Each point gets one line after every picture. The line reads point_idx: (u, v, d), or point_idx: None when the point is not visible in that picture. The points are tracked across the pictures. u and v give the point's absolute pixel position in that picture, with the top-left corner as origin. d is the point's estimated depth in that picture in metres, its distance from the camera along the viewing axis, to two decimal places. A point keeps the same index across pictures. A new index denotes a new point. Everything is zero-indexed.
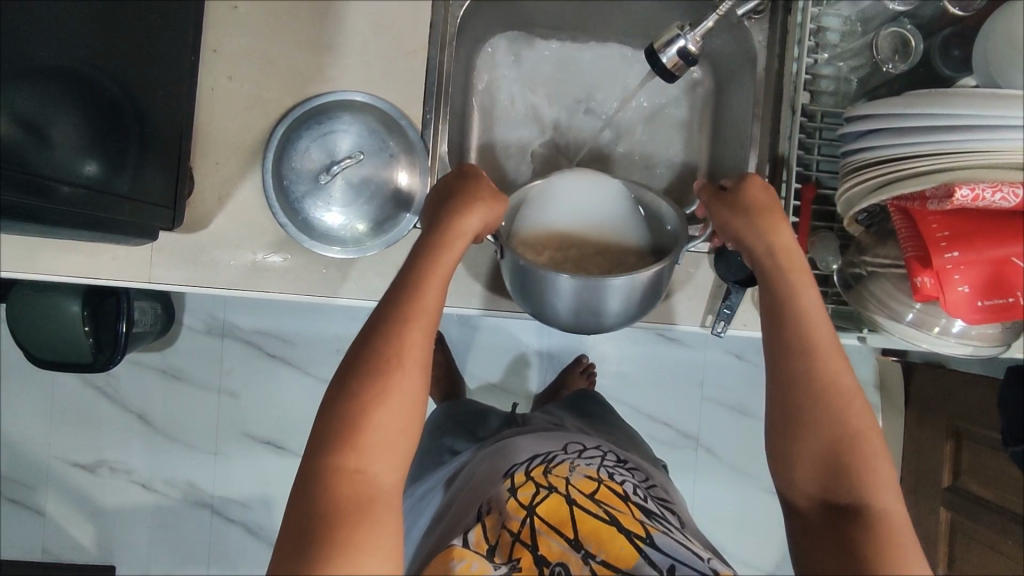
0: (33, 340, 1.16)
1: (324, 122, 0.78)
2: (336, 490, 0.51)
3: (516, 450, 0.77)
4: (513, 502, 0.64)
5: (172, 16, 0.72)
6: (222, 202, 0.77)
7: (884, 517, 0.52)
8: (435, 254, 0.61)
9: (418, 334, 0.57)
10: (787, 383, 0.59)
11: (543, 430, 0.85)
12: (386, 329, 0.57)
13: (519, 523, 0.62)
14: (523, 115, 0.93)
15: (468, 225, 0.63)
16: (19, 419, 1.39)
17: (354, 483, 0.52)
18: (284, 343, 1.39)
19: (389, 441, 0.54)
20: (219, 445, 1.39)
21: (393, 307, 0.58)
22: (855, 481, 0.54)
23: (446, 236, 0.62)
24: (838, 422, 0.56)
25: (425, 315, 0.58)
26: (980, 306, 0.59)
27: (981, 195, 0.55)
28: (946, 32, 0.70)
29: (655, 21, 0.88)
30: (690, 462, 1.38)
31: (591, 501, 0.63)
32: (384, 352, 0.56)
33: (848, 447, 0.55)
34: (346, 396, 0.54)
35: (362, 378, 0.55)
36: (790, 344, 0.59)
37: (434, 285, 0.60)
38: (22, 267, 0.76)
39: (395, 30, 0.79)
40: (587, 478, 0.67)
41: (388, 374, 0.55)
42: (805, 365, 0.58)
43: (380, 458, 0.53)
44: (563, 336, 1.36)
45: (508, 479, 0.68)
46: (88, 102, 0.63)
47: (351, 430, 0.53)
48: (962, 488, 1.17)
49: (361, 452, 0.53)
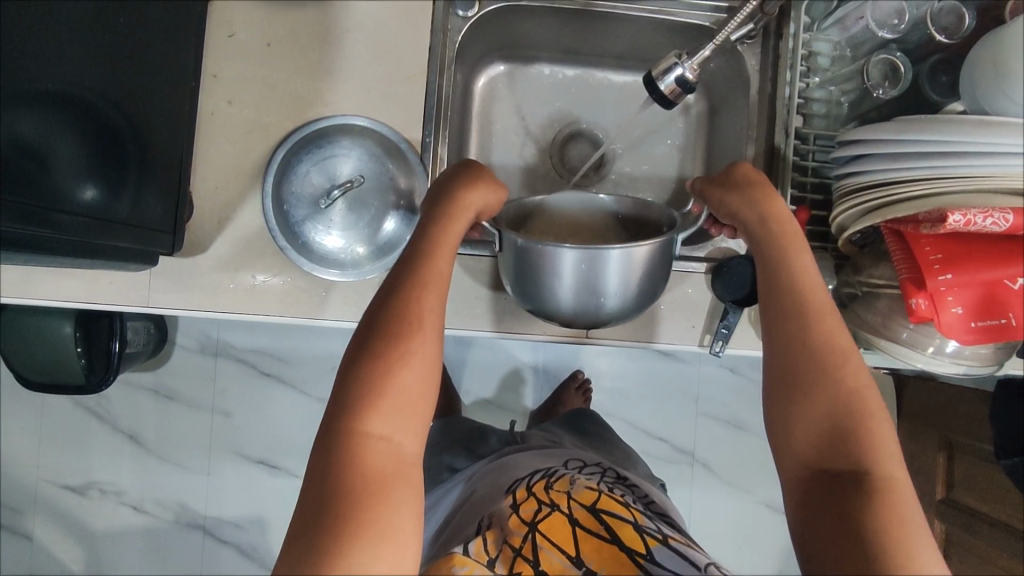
0: (25, 361, 1.16)
1: (324, 146, 0.79)
2: (356, 456, 0.51)
3: (516, 465, 0.78)
4: (514, 518, 0.64)
5: (173, 42, 0.72)
6: (222, 225, 0.77)
7: (881, 471, 0.53)
8: (441, 230, 0.63)
9: (429, 299, 0.59)
10: (785, 343, 0.60)
11: (545, 447, 0.85)
12: (394, 300, 0.58)
13: (520, 537, 0.61)
14: (520, 136, 0.94)
15: (470, 203, 0.66)
16: (6, 441, 1.37)
17: (374, 446, 0.52)
18: (278, 361, 1.38)
19: (401, 405, 0.54)
20: (211, 466, 1.38)
21: (402, 279, 0.60)
22: (856, 437, 0.55)
23: (452, 210, 0.65)
24: (837, 379, 0.57)
25: (434, 283, 0.60)
26: (973, 327, 0.59)
27: (972, 221, 0.56)
28: (933, 58, 0.71)
29: (649, 45, 0.89)
30: (686, 476, 1.38)
31: (593, 517, 0.63)
32: (393, 321, 0.57)
33: (847, 405, 0.56)
34: (363, 364, 0.55)
35: (378, 344, 0.56)
36: (786, 305, 0.61)
37: (442, 256, 0.62)
38: (19, 291, 0.75)
39: (395, 55, 0.79)
40: (588, 489, 0.68)
41: (403, 340, 0.56)
42: (803, 325, 0.59)
43: (395, 421, 0.54)
44: (558, 352, 1.37)
45: (510, 496, 0.69)
46: (87, 128, 0.63)
47: (364, 395, 0.54)
48: (956, 501, 1.19)
49: (374, 417, 0.53)
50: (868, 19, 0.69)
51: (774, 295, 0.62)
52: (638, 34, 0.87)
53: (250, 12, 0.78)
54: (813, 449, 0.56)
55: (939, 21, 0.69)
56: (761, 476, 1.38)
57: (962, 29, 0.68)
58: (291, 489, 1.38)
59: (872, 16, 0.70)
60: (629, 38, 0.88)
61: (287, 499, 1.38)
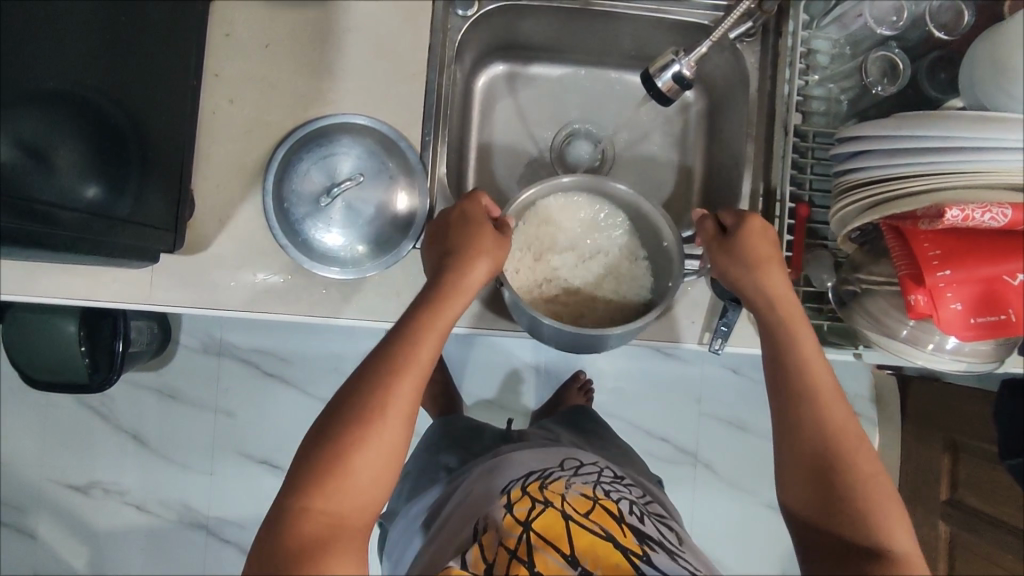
0: (29, 361, 1.17)
1: (325, 145, 0.79)
2: (299, 522, 0.52)
3: (512, 465, 0.78)
4: (509, 518, 0.64)
5: (175, 41, 0.73)
6: (223, 224, 0.78)
7: (889, 538, 0.55)
8: (438, 306, 0.63)
9: (417, 369, 0.59)
10: (786, 403, 0.62)
11: (542, 445, 0.85)
12: (374, 376, 0.58)
13: (515, 538, 0.61)
14: (521, 136, 0.94)
15: (473, 277, 0.66)
16: (11, 441, 1.38)
17: (320, 518, 0.53)
18: (280, 361, 1.39)
19: (365, 484, 0.55)
20: (214, 465, 1.38)
21: (387, 354, 0.60)
22: (858, 500, 0.56)
23: (454, 267, 0.66)
24: (837, 440, 0.59)
25: (425, 358, 0.61)
26: (972, 323, 0.59)
27: (970, 215, 0.56)
28: (933, 55, 0.71)
29: (649, 44, 0.89)
30: (688, 477, 1.38)
31: (587, 515, 0.63)
32: (371, 400, 0.57)
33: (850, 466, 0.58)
34: (333, 429, 0.56)
35: (349, 411, 0.57)
36: (788, 366, 0.63)
37: (438, 318, 0.63)
38: (23, 289, 0.76)
39: (395, 54, 0.80)
40: (583, 496, 0.67)
41: (371, 419, 0.56)
42: (803, 386, 0.61)
43: (348, 494, 0.54)
44: (559, 352, 1.37)
45: (505, 496, 0.69)
46: (89, 126, 0.64)
47: (329, 469, 0.55)
48: (961, 502, 1.18)
49: (326, 495, 0.54)
50: (867, 17, 0.70)
51: (778, 355, 0.64)
52: (637, 33, 0.88)
53: (251, 12, 0.79)
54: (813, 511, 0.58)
55: (937, 19, 0.69)
56: (764, 477, 1.38)
57: (960, 26, 0.68)
58: None
59: (871, 13, 0.70)
60: (628, 37, 0.89)
61: None
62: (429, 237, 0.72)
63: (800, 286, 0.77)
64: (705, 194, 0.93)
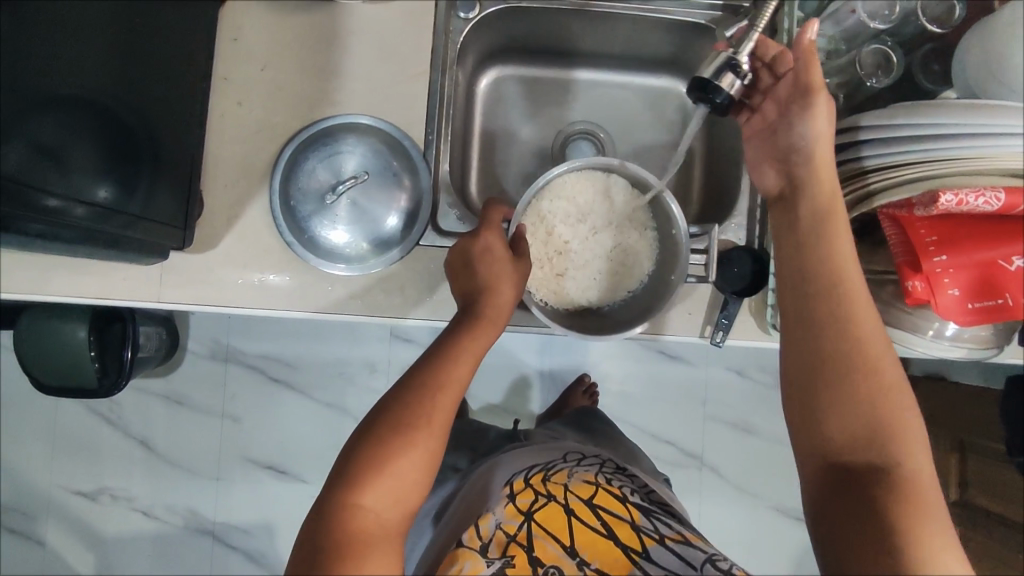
0: (38, 365, 1.18)
1: (331, 143, 0.81)
2: (346, 524, 0.53)
3: (511, 461, 0.77)
4: (511, 507, 0.66)
5: (185, 45, 0.75)
6: (231, 223, 0.79)
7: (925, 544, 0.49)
8: (480, 320, 0.64)
9: (458, 374, 0.60)
10: (825, 347, 0.57)
11: (539, 442, 0.85)
12: (418, 384, 0.59)
13: (515, 526, 0.64)
14: (522, 138, 0.96)
15: (508, 290, 0.67)
16: (20, 448, 1.39)
17: (370, 517, 0.54)
18: (286, 366, 1.40)
19: (405, 489, 0.56)
20: (221, 471, 1.39)
21: (431, 363, 0.61)
22: (882, 439, 0.54)
23: (490, 278, 0.67)
24: (882, 412, 0.55)
25: (462, 364, 0.61)
26: (969, 308, 0.60)
27: (965, 200, 0.57)
28: (926, 47, 0.73)
29: (648, 44, 0.91)
30: (695, 480, 1.37)
31: (589, 511, 0.64)
32: (415, 408, 0.57)
33: (886, 421, 0.54)
34: (376, 430, 0.56)
35: (399, 411, 0.57)
36: (833, 303, 0.58)
37: (480, 329, 0.64)
38: (36, 288, 0.78)
39: (398, 56, 0.82)
40: (586, 482, 0.68)
41: (415, 426, 0.57)
42: (847, 326, 0.57)
43: (393, 497, 0.55)
44: (564, 355, 1.37)
45: (507, 487, 0.69)
46: (101, 128, 0.65)
47: (371, 470, 0.55)
48: (971, 502, 1.17)
49: (371, 491, 0.54)
50: (861, 12, 0.71)
51: (822, 290, 0.59)
52: (636, 34, 0.89)
53: (259, 16, 0.81)
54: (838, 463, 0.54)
55: (930, 13, 0.71)
56: (771, 479, 1.37)
57: (953, 19, 0.70)
58: (300, 493, 1.39)
59: (864, 9, 0.71)
60: (627, 38, 0.90)
61: (296, 505, 1.39)
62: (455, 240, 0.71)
63: None
64: (706, 192, 0.94)
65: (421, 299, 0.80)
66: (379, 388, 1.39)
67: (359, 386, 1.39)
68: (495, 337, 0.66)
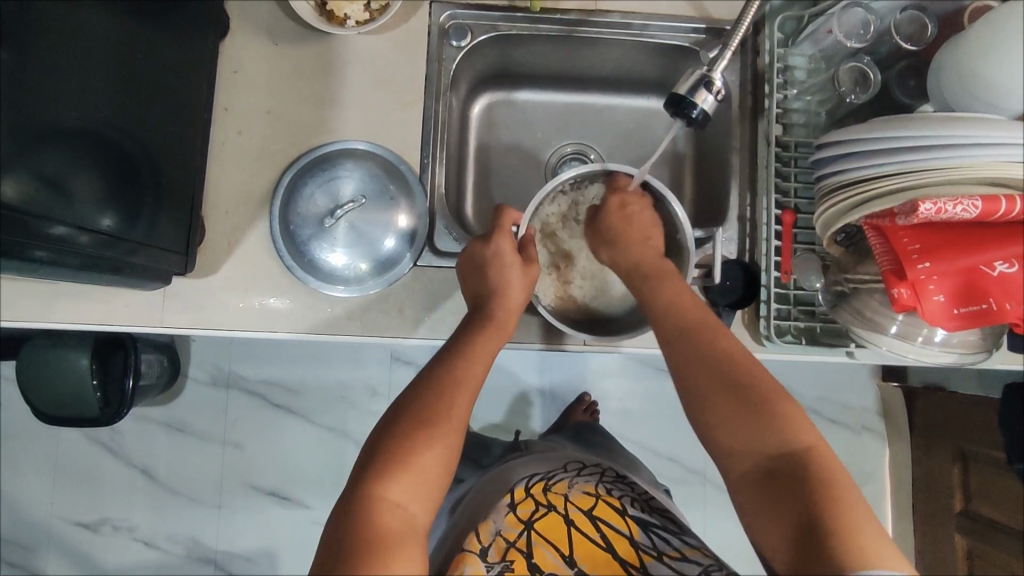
0: (41, 395, 1.19)
1: (328, 169, 0.84)
2: (374, 516, 0.52)
3: (515, 474, 0.77)
4: (511, 517, 0.66)
5: (187, 77, 0.78)
6: (231, 248, 0.81)
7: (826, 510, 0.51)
8: (492, 325, 0.67)
9: (475, 371, 0.62)
10: (691, 378, 0.61)
11: (542, 453, 0.84)
12: (441, 378, 0.61)
13: (515, 533, 0.64)
14: (516, 160, 0.98)
15: (516, 294, 0.70)
16: (21, 480, 1.39)
17: (394, 511, 0.53)
18: (288, 392, 1.40)
19: (428, 484, 0.55)
20: (222, 498, 1.38)
21: (450, 360, 0.63)
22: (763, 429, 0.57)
23: (503, 282, 0.70)
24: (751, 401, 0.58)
25: (480, 360, 0.64)
26: (956, 314, 0.61)
27: (943, 209, 0.58)
28: (902, 65, 0.75)
29: (635, 68, 0.94)
30: (699, 498, 1.36)
31: (588, 523, 0.65)
32: (437, 401, 0.59)
33: (767, 417, 0.57)
34: (400, 425, 0.57)
35: (421, 404, 0.58)
36: (685, 335, 0.64)
37: (491, 330, 0.67)
38: (41, 315, 0.79)
39: (393, 84, 0.84)
40: (586, 493, 0.69)
41: (439, 418, 0.57)
42: (702, 351, 0.62)
43: (417, 491, 0.54)
44: (564, 374, 1.38)
45: (509, 495, 0.70)
46: (108, 159, 0.67)
47: (394, 463, 0.54)
48: (975, 513, 1.16)
49: (396, 487, 0.54)
50: (837, 33, 0.74)
51: (670, 331, 0.66)
52: (623, 58, 0.92)
53: (258, 50, 0.84)
54: (751, 490, 0.56)
55: (903, 32, 0.74)
56: None
57: (926, 36, 0.73)
58: (302, 520, 1.38)
59: (840, 28, 0.74)
60: (615, 62, 0.93)
61: (297, 532, 1.38)
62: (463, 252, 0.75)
63: (791, 290, 0.79)
64: (697, 208, 0.96)
65: (418, 319, 0.81)
66: (380, 411, 1.40)
67: (360, 410, 1.40)
68: (505, 339, 0.69)
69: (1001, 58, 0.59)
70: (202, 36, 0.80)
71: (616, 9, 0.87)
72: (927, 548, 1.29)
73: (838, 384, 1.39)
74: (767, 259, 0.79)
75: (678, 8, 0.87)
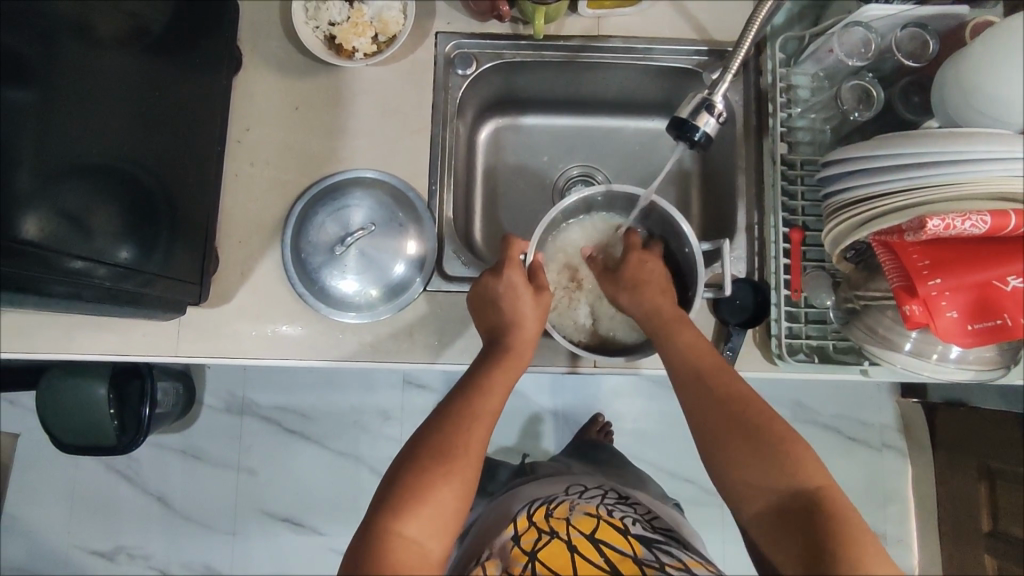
0: (59, 424, 1.20)
1: (338, 198, 0.85)
2: (390, 552, 0.52)
3: (520, 499, 0.77)
4: (516, 549, 0.64)
5: (201, 111, 0.80)
6: (244, 277, 0.83)
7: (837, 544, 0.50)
8: (507, 357, 0.67)
9: (491, 404, 0.62)
10: (701, 415, 0.62)
11: (551, 477, 0.84)
12: (459, 410, 0.61)
13: (520, 567, 0.61)
14: (523, 184, 1.00)
15: (530, 325, 0.70)
16: (38, 509, 1.40)
17: (410, 546, 0.53)
18: (301, 417, 1.40)
19: (446, 519, 0.55)
20: (237, 525, 1.38)
21: (467, 392, 0.63)
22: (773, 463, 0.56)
23: (517, 316, 0.70)
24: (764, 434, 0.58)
25: (497, 391, 0.64)
26: (969, 329, 0.61)
27: (952, 224, 0.57)
28: (906, 80, 0.75)
29: (639, 90, 0.95)
30: (716, 519, 1.34)
31: (591, 547, 0.62)
32: (453, 436, 0.58)
33: (775, 454, 0.56)
34: (416, 457, 0.57)
35: (438, 437, 0.58)
36: (694, 379, 0.64)
37: (506, 362, 0.66)
38: (60, 347, 0.81)
39: (400, 112, 0.86)
40: (587, 515, 0.67)
41: (455, 454, 0.57)
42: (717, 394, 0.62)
43: (434, 527, 0.54)
44: (576, 395, 1.37)
45: (511, 526, 0.69)
46: (128, 196, 0.68)
47: (411, 498, 0.54)
48: (1003, 532, 1.12)
49: (413, 521, 0.54)
50: (838, 53, 0.75)
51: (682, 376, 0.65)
52: (627, 81, 0.93)
53: (270, 83, 0.87)
54: (767, 530, 0.55)
55: (905, 48, 0.74)
56: None
57: (928, 53, 0.73)
58: (317, 546, 1.37)
59: (841, 48, 0.75)
60: (619, 85, 0.94)
61: (312, 558, 1.37)
62: (477, 279, 0.75)
63: (801, 307, 0.78)
64: (705, 226, 0.96)
65: (428, 343, 0.82)
66: (392, 435, 1.39)
67: (373, 435, 1.40)
68: (521, 371, 0.68)
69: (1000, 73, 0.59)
70: (216, 72, 0.82)
71: (618, 34, 0.88)
72: (955, 569, 1.25)
73: (856, 401, 1.36)
74: (776, 277, 0.78)
75: (679, 32, 0.88)
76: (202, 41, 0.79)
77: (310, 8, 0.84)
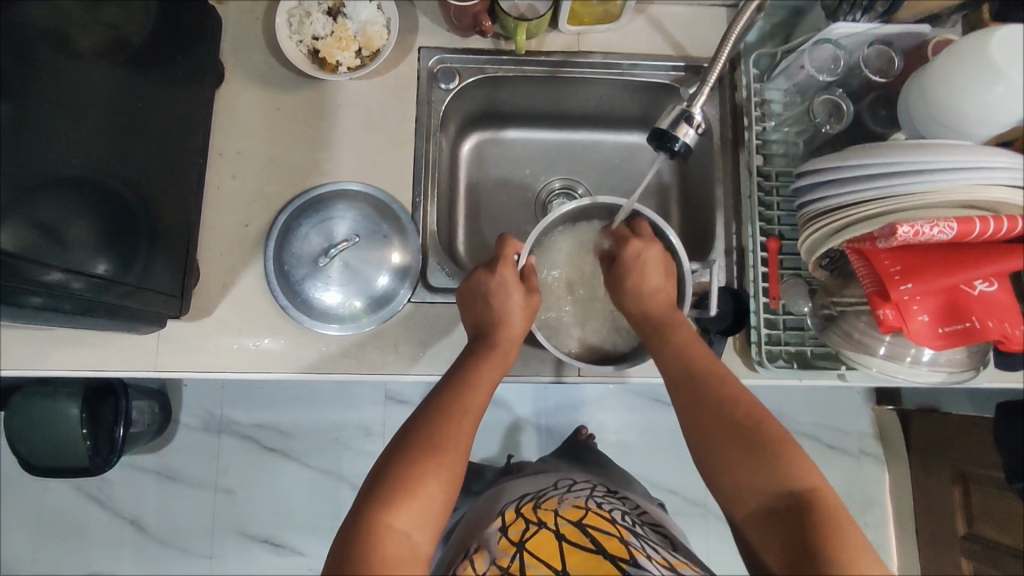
0: (27, 445, 1.16)
1: (322, 210, 0.85)
2: (378, 543, 0.51)
3: (505, 497, 0.76)
4: (503, 540, 0.63)
5: (184, 124, 0.80)
6: (226, 289, 0.82)
7: (833, 538, 0.52)
8: (494, 355, 0.67)
9: (477, 400, 0.62)
10: (696, 407, 0.63)
11: (536, 473, 0.85)
12: (448, 405, 0.61)
13: (508, 558, 0.60)
14: (507, 196, 1.01)
15: (517, 323, 0.71)
16: (4, 537, 1.35)
17: (399, 538, 0.52)
18: (281, 435, 1.38)
19: (435, 510, 0.55)
20: (215, 548, 1.35)
21: (458, 387, 0.63)
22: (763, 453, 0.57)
23: (504, 311, 0.71)
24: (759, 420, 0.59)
25: (484, 384, 0.64)
26: (940, 333, 0.63)
27: (920, 231, 0.60)
28: (873, 95, 0.78)
29: (618, 103, 0.97)
30: (700, 530, 1.35)
31: (578, 532, 0.62)
32: (443, 431, 0.58)
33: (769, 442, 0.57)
34: (407, 450, 0.56)
35: (430, 430, 0.58)
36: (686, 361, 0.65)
37: (494, 359, 0.67)
38: (35, 364, 0.79)
39: (384, 125, 0.87)
40: (575, 507, 0.67)
41: (444, 448, 0.57)
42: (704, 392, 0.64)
43: (423, 519, 0.54)
44: (560, 407, 1.37)
45: (500, 518, 0.68)
46: (103, 206, 0.67)
47: (400, 489, 0.54)
48: (978, 535, 1.15)
49: (399, 513, 0.53)
50: (809, 67, 0.78)
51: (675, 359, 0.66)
52: (607, 95, 0.95)
53: (254, 96, 0.87)
54: (754, 514, 0.57)
55: (873, 65, 0.77)
56: None
57: (893, 70, 0.77)
58: (297, 568, 1.34)
59: (812, 64, 0.78)
60: (598, 99, 0.96)
61: None
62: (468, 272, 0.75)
63: (780, 315, 0.80)
64: (687, 236, 0.98)
65: (412, 354, 0.81)
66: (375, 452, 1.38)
67: (355, 451, 1.38)
68: (507, 367, 0.69)
69: (971, 76, 0.61)
70: (198, 85, 0.82)
71: (597, 50, 0.90)
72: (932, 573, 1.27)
73: (833, 408, 1.39)
74: (754, 285, 0.80)
75: (656, 46, 0.90)
76: (184, 55, 0.79)
77: (294, 23, 0.85)
